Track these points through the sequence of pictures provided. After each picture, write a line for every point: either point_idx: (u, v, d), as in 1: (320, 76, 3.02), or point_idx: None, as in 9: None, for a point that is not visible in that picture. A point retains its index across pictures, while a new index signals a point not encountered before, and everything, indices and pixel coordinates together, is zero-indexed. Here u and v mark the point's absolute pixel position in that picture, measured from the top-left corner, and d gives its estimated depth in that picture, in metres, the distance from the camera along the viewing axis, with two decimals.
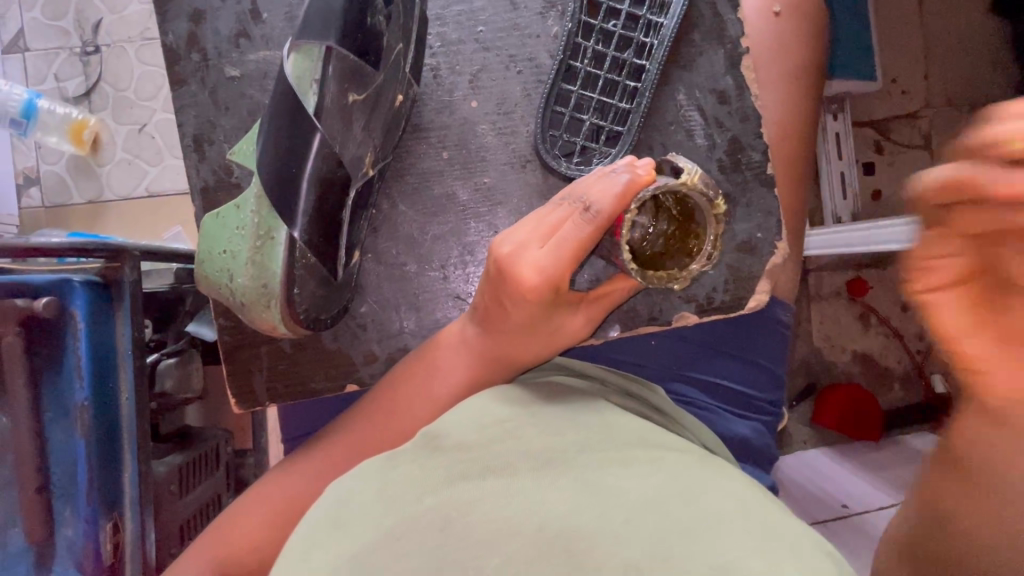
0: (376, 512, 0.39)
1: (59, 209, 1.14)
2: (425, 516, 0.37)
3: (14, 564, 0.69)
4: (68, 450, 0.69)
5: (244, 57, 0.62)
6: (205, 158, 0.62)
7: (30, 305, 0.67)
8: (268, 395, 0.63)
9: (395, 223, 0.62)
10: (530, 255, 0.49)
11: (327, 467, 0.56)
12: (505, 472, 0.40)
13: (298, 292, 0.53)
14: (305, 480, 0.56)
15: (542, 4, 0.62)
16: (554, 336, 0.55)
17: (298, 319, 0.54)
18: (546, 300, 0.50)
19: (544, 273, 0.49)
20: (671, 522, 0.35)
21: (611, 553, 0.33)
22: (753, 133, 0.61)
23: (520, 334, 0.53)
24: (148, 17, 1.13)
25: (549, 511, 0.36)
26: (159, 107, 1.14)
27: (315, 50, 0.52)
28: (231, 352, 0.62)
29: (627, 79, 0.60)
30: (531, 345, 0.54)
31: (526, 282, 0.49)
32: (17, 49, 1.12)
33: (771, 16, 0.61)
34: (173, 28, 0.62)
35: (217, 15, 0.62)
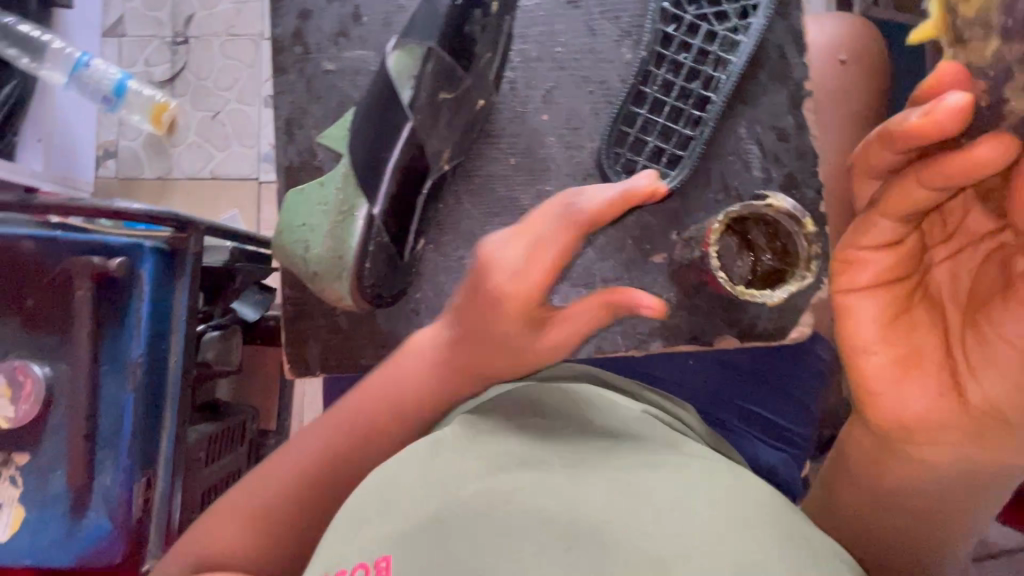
0: (421, 492, 0.41)
1: (131, 182, 1.23)
2: (466, 504, 0.39)
3: (53, 504, 0.73)
4: (117, 402, 0.73)
5: (340, 54, 0.67)
6: (293, 141, 0.67)
7: (104, 263, 0.72)
8: (319, 365, 0.66)
9: (459, 219, 0.65)
10: (509, 259, 0.47)
11: (300, 479, 0.53)
12: (540, 466, 0.42)
13: (368, 265, 0.59)
14: (277, 493, 0.53)
15: (619, 31, 0.65)
16: (517, 356, 0.51)
17: (364, 290, 0.59)
18: (515, 311, 0.48)
19: (516, 280, 0.47)
20: (698, 520, 0.37)
21: (641, 546, 0.35)
22: (809, 173, 0.63)
23: (476, 344, 0.51)
24: (236, 16, 1.22)
25: (581, 504, 0.38)
26: (234, 97, 1.22)
27: (417, 50, 0.58)
28: (291, 320, 0.66)
29: (692, 108, 0.62)
30: (495, 363, 0.51)
31: (485, 285, 0.48)
32: (115, 34, 1.22)
33: (836, 62, 0.64)
34: (282, 23, 0.67)
35: (320, 15, 0.67)
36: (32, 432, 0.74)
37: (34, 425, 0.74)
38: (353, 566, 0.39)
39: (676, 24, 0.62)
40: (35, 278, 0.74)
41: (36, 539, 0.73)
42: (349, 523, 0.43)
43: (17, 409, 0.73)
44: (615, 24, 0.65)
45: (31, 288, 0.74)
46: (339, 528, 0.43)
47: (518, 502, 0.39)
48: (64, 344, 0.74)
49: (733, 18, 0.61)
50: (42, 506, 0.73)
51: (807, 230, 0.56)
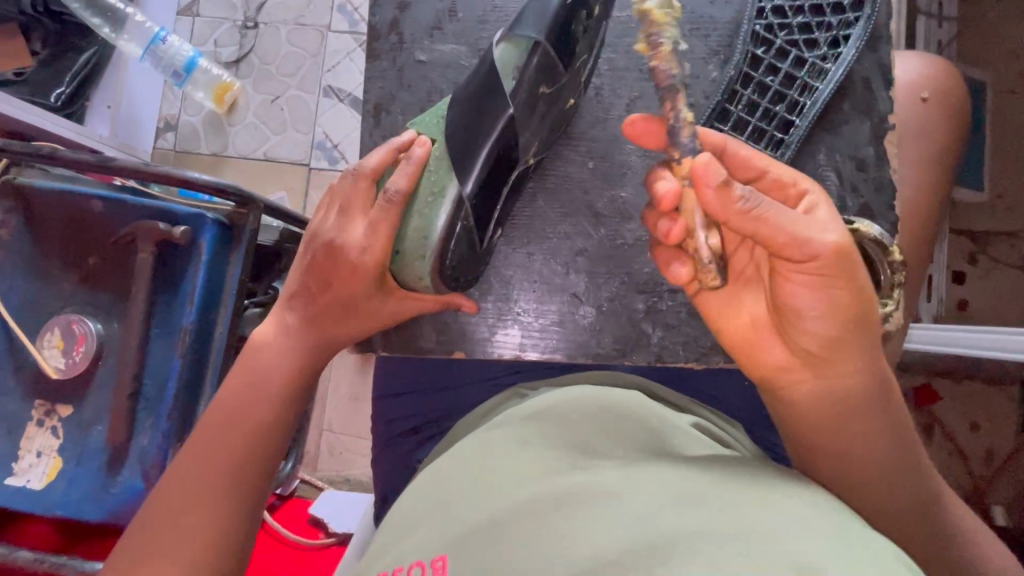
0: (472, 506, 0.44)
1: (185, 156, 1.25)
2: (512, 511, 0.41)
3: (90, 458, 0.75)
4: (164, 365, 0.75)
5: (432, 49, 0.69)
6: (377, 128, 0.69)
7: (169, 229, 0.75)
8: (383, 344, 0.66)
9: (534, 216, 0.67)
10: (356, 238, 0.58)
11: (222, 466, 0.53)
12: (589, 472, 0.43)
13: (451, 248, 0.58)
14: (210, 484, 0.52)
15: (708, 50, 0.63)
16: (363, 319, 0.61)
17: (443, 273, 0.59)
18: (374, 277, 0.58)
19: (369, 253, 0.58)
20: (755, 522, 0.34)
21: (692, 546, 0.33)
22: (884, 204, 0.61)
23: (345, 314, 0.60)
24: (307, 6, 1.26)
25: (631, 509, 0.38)
26: (294, 84, 1.25)
27: (524, 42, 0.56)
28: None
29: (776, 130, 0.60)
30: (351, 325, 0.61)
31: (360, 264, 0.58)
32: (189, 14, 1.27)
33: (917, 100, 0.62)
34: (378, 14, 0.70)
35: (417, 9, 0.69)
36: (78, 385, 0.76)
37: (81, 378, 0.76)
38: (410, 564, 0.42)
39: (766, 47, 0.60)
40: (97, 236, 0.77)
41: (70, 491, 0.75)
42: (406, 525, 0.47)
43: (68, 360, 0.75)
44: (705, 42, 0.63)
45: (93, 246, 0.77)
46: (396, 531, 0.48)
47: (555, 510, 0.40)
48: (121, 304, 0.77)
49: (822, 45, 0.60)
50: (79, 459, 0.75)
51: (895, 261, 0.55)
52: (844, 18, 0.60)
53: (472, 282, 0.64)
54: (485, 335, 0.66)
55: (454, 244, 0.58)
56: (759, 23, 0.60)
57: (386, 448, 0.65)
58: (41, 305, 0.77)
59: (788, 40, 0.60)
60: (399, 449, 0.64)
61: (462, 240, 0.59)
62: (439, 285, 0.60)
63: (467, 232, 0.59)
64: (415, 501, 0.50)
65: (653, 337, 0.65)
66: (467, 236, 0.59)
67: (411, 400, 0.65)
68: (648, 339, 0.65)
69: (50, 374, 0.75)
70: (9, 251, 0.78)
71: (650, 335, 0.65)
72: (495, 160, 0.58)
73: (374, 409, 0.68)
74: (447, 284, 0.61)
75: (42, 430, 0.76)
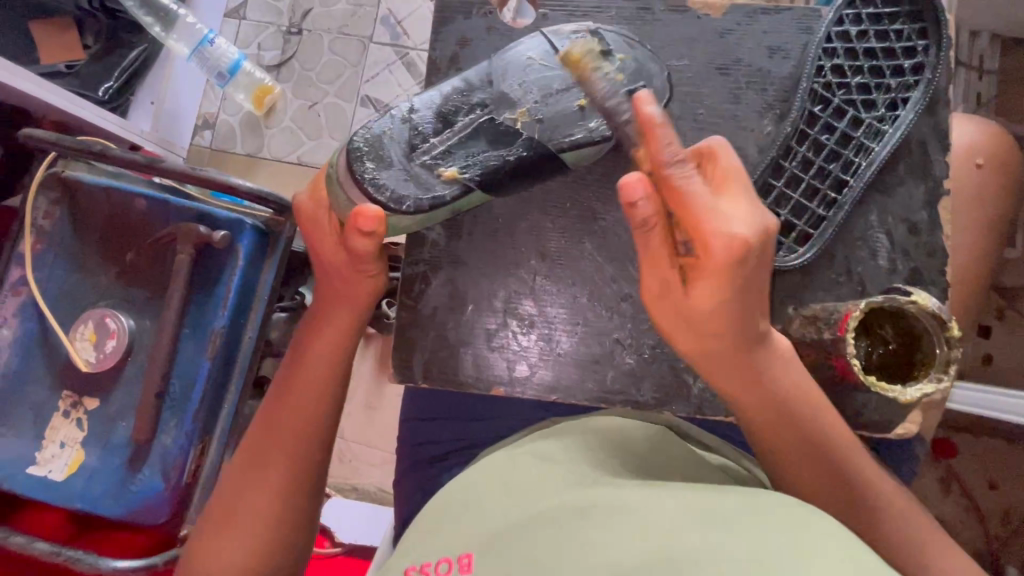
0: (500, 511, 0.43)
1: (220, 155, 1.27)
2: (539, 518, 0.40)
3: (113, 452, 0.76)
4: (192, 367, 0.76)
5: None
6: None
7: (209, 233, 0.74)
8: (423, 375, 0.61)
9: (576, 258, 0.61)
10: (304, 200, 0.58)
11: (283, 444, 0.60)
12: (618, 487, 0.42)
13: (360, 137, 0.53)
14: (279, 461, 0.59)
15: (764, 103, 0.61)
16: (357, 280, 0.59)
17: (353, 166, 0.52)
18: (336, 235, 0.57)
19: (317, 211, 0.57)
20: (776, 543, 0.33)
21: (711, 562, 0.32)
22: (936, 270, 0.60)
23: (336, 283, 0.60)
24: (351, 16, 1.26)
25: (657, 525, 0.36)
26: (332, 92, 1.26)
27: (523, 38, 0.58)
28: (403, 329, 0.62)
29: (829, 189, 0.58)
30: (345, 291, 0.60)
31: (315, 225, 0.58)
32: (237, 16, 1.28)
33: (973, 166, 0.63)
34: (439, 46, 0.64)
35: (477, 46, 0.64)
36: (107, 380, 0.77)
37: (110, 373, 0.76)
38: (439, 558, 0.41)
39: (822, 105, 0.58)
40: (139, 234, 0.78)
41: (91, 483, 0.76)
42: (435, 522, 0.46)
43: (99, 354, 0.76)
44: (760, 94, 0.61)
45: (133, 243, 0.78)
46: (427, 525, 0.46)
47: (581, 519, 0.38)
48: (157, 303, 0.77)
49: (881, 108, 0.58)
50: (102, 452, 0.76)
51: (953, 337, 0.47)
52: (904, 80, 0.58)
53: (391, 202, 0.52)
54: (510, 371, 0.60)
55: (383, 135, 0.53)
56: (817, 79, 0.58)
57: (410, 471, 0.66)
58: (78, 297, 0.78)
59: (846, 99, 0.58)
60: (423, 473, 0.65)
61: (391, 141, 0.53)
62: (350, 182, 0.52)
63: (402, 134, 0.54)
64: (445, 499, 0.48)
65: (693, 388, 0.59)
66: (396, 137, 0.53)
67: (437, 426, 0.66)
68: (688, 391, 0.59)
69: (80, 367, 0.76)
70: (49, 242, 0.78)
71: (690, 386, 0.59)
72: (465, 91, 0.55)
73: (402, 431, 0.69)
74: (358, 179, 0.52)
75: (68, 421, 0.77)
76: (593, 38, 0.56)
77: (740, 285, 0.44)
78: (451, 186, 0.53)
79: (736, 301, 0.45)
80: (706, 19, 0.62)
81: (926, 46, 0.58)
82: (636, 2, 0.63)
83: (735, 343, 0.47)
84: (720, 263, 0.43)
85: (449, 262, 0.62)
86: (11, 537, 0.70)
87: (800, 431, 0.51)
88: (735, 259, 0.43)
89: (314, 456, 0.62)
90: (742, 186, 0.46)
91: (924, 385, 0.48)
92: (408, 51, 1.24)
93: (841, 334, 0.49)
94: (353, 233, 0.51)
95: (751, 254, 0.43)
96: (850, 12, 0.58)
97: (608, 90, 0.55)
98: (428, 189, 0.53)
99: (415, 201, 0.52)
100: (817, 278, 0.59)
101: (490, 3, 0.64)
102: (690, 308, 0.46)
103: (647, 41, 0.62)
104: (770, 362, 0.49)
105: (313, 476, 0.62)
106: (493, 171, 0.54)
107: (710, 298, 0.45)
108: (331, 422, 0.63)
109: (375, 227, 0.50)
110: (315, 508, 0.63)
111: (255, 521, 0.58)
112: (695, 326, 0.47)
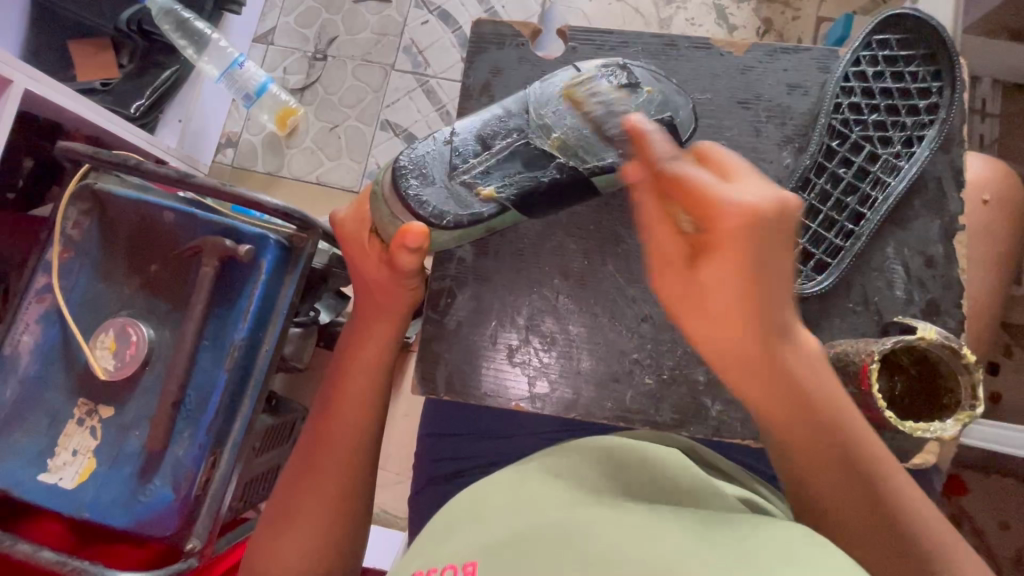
0: (509, 517, 0.42)
1: (242, 171, 1.28)
2: (545, 527, 0.39)
3: (125, 462, 0.76)
4: (209, 377, 0.77)
5: None
6: None
7: (234, 247, 0.76)
8: (446, 388, 0.62)
9: (598, 279, 0.62)
10: (348, 215, 0.61)
11: (331, 464, 0.60)
12: (628, 506, 0.42)
13: (407, 154, 0.55)
14: (331, 482, 0.60)
15: (782, 136, 0.64)
16: (398, 290, 0.60)
17: (396, 181, 0.54)
18: (378, 251, 0.59)
19: (360, 227, 0.60)
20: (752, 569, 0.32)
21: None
22: (953, 301, 0.61)
23: (378, 294, 0.61)
24: (373, 45, 1.30)
25: (656, 550, 0.35)
26: (353, 115, 1.28)
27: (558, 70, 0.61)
28: (428, 341, 0.63)
29: (846, 220, 0.60)
30: (389, 302, 0.61)
31: (359, 241, 0.60)
32: (263, 41, 1.32)
33: (982, 203, 0.65)
34: (472, 75, 0.67)
35: (510, 75, 0.67)
36: (123, 389, 0.77)
37: (126, 382, 0.77)
38: (444, 565, 0.40)
39: (840, 140, 0.60)
40: (165, 247, 0.79)
41: (101, 494, 0.76)
42: (445, 530, 0.45)
43: (117, 363, 0.76)
44: (779, 128, 0.64)
45: (156, 256, 0.79)
46: (439, 532, 0.45)
47: (585, 530, 0.38)
48: (177, 315, 0.79)
49: (898, 144, 0.60)
50: (114, 461, 0.76)
51: (971, 364, 0.47)
52: (920, 119, 0.60)
53: (432, 217, 0.54)
54: (524, 389, 0.61)
55: (425, 154, 0.55)
56: (835, 115, 0.60)
57: (427, 486, 0.66)
58: (99, 306, 0.80)
59: (863, 135, 0.60)
60: (438, 490, 0.65)
61: (434, 160, 0.55)
62: (394, 197, 0.54)
63: (442, 155, 0.55)
64: (452, 514, 0.46)
65: (712, 411, 0.59)
66: (438, 158, 0.55)
67: (456, 442, 0.66)
68: (706, 413, 0.60)
69: (98, 375, 0.76)
70: (76, 251, 0.80)
71: (709, 408, 0.59)
72: (502, 118, 0.57)
73: (419, 448, 0.69)
74: (402, 196, 0.54)
75: (82, 428, 0.77)
76: (622, 71, 0.59)
77: (747, 269, 0.41)
78: (488, 204, 0.55)
79: (750, 280, 0.42)
80: (729, 56, 0.65)
81: (940, 87, 0.61)
82: (662, 39, 0.66)
83: (756, 341, 0.43)
84: (726, 243, 0.41)
85: (476, 278, 0.63)
86: (18, 545, 0.70)
87: (815, 422, 0.46)
88: (740, 230, 0.41)
89: (363, 475, 0.62)
90: (748, 171, 0.44)
91: (958, 416, 0.48)
92: (428, 79, 1.28)
93: (864, 387, 0.49)
94: (399, 250, 0.54)
95: (759, 236, 0.41)
96: (866, 54, 0.61)
97: (637, 117, 0.58)
98: (467, 206, 0.55)
99: (455, 217, 0.54)
100: (835, 307, 0.61)
101: (522, 35, 0.67)
102: (712, 304, 0.43)
103: (672, 76, 0.65)
104: (794, 357, 0.45)
105: (360, 497, 0.62)
106: (529, 192, 0.56)
107: (720, 280, 0.42)
108: (378, 438, 0.63)
109: (419, 243, 0.53)
110: (364, 530, 0.63)
111: (307, 543, 0.58)
112: (732, 324, 0.43)
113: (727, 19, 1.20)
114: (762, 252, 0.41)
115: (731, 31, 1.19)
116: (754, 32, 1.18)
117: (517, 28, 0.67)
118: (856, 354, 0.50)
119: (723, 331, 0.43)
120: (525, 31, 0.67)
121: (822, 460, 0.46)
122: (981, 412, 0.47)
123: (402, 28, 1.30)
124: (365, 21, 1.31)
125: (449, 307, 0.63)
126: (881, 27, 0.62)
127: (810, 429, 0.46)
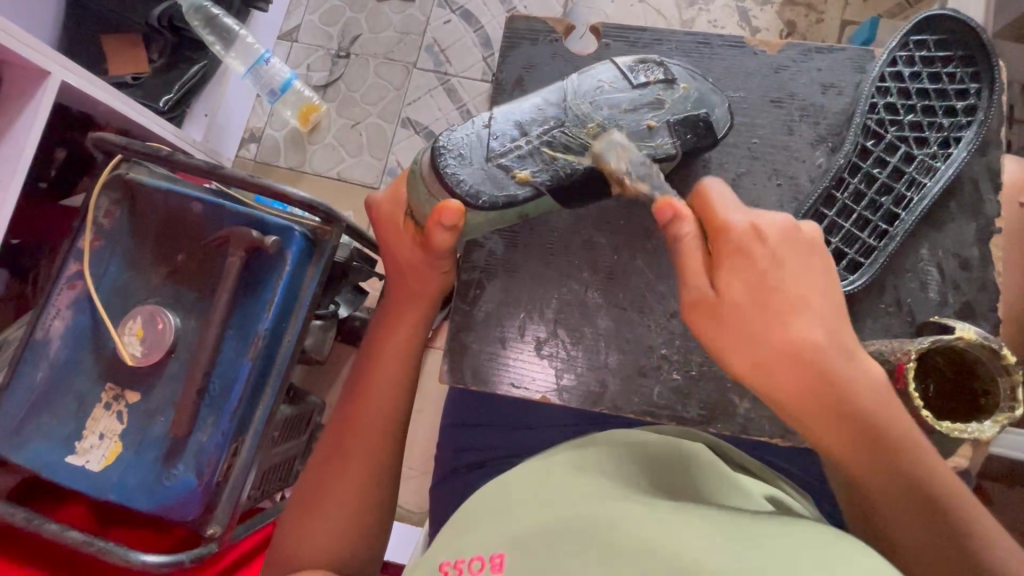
0: (536, 508, 0.42)
1: (267, 166, 1.30)
2: (577, 521, 0.39)
3: (150, 446, 0.78)
4: (234, 365, 0.78)
5: None
6: None
7: (260, 238, 0.77)
8: (473, 377, 0.62)
9: (628, 275, 0.62)
10: (383, 198, 0.62)
11: (359, 449, 0.61)
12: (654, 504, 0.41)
13: (449, 135, 0.56)
14: (360, 466, 0.60)
15: (816, 135, 0.63)
16: (430, 274, 0.61)
17: (438, 159, 0.55)
18: (412, 233, 0.60)
19: (396, 211, 0.61)
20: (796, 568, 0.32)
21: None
22: (988, 305, 0.60)
23: (411, 277, 0.61)
24: (397, 43, 1.31)
25: (689, 546, 0.35)
26: (375, 112, 1.29)
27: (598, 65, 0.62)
28: (456, 332, 0.63)
29: (879, 220, 0.59)
30: (419, 286, 0.62)
31: (395, 224, 0.61)
32: (289, 38, 1.33)
33: (1020, 207, 0.64)
34: (505, 70, 0.68)
35: (543, 70, 0.67)
36: (151, 375, 0.79)
37: (154, 368, 0.78)
38: (472, 556, 0.40)
39: (875, 141, 0.60)
40: (194, 236, 0.81)
41: (126, 477, 0.77)
42: (468, 523, 0.44)
43: (146, 348, 0.78)
44: (812, 127, 0.64)
45: (186, 244, 0.81)
46: (464, 523, 0.45)
47: (618, 526, 0.38)
48: (204, 303, 0.80)
49: (934, 145, 0.60)
50: (140, 445, 0.78)
51: (1011, 364, 0.47)
52: (958, 120, 0.60)
53: (468, 197, 0.54)
54: (550, 381, 0.61)
55: (464, 136, 0.56)
56: (870, 115, 0.60)
57: (449, 476, 0.67)
58: (129, 293, 0.81)
59: (898, 136, 0.60)
60: (460, 481, 0.66)
61: (472, 142, 0.55)
62: (432, 177, 0.55)
63: (480, 137, 0.56)
64: (478, 504, 0.46)
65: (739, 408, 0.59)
66: (477, 140, 0.56)
67: (479, 434, 0.67)
68: (733, 410, 0.59)
69: (126, 361, 0.77)
70: (107, 239, 0.81)
71: (736, 405, 0.59)
72: (539, 108, 0.58)
73: (441, 439, 0.70)
74: (440, 174, 0.54)
75: (109, 413, 0.79)
76: (658, 67, 0.59)
77: (767, 278, 0.47)
78: (523, 187, 0.55)
79: (778, 298, 0.47)
80: (763, 55, 0.65)
81: (979, 88, 0.60)
82: (695, 37, 0.66)
83: (804, 354, 0.46)
84: (770, 282, 0.47)
85: (504, 271, 0.63)
86: (46, 525, 0.71)
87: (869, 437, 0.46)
88: (768, 256, 0.47)
89: (390, 463, 0.62)
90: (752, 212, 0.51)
91: (996, 418, 0.48)
92: (451, 77, 1.29)
93: (900, 386, 0.48)
94: (434, 228, 0.55)
95: (787, 245, 0.48)
96: (903, 54, 0.61)
97: (672, 112, 0.58)
98: (503, 188, 0.55)
99: (490, 198, 0.54)
100: (867, 307, 0.60)
101: (556, 31, 0.68)
102: (743, 321, 0.47)
103: (706, 74, 0.65)
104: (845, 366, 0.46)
105: (386, 484, 0.62)
106: (565, 179, 0.56)
107: (746, 301, 0.47)
108: (404, 426, 0.64)
109: (456, 221, 0.53)
110: (388, 518, 0.64)
111: (338, 525, 0.59)
112: (775, 350, 0.46)
113: (750, 21, 1.19)
114: (799, 257, 0.48)
115: (753, 34, 1.19)
116: (778, 34, 1.18)
117: (550, 24, 0.68)
118: (891, 353, 0.50)
119: (790, 362, 0.46)
120: (558, 26, 0.68)
121: (879, 465, 0.46)
122: (1020, 415, 0.47)
123: (425, 27, 1.31)
124: (389, 20, 1.32)
125: (477, 302, 0.63)
126: (918, 29, 0.61)
127: (870, 450, 0.46)
